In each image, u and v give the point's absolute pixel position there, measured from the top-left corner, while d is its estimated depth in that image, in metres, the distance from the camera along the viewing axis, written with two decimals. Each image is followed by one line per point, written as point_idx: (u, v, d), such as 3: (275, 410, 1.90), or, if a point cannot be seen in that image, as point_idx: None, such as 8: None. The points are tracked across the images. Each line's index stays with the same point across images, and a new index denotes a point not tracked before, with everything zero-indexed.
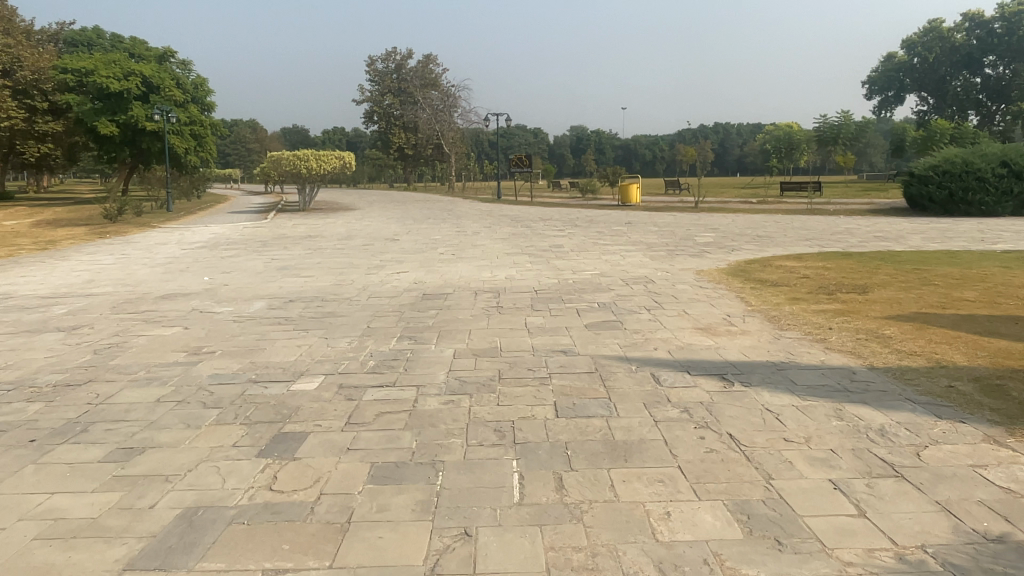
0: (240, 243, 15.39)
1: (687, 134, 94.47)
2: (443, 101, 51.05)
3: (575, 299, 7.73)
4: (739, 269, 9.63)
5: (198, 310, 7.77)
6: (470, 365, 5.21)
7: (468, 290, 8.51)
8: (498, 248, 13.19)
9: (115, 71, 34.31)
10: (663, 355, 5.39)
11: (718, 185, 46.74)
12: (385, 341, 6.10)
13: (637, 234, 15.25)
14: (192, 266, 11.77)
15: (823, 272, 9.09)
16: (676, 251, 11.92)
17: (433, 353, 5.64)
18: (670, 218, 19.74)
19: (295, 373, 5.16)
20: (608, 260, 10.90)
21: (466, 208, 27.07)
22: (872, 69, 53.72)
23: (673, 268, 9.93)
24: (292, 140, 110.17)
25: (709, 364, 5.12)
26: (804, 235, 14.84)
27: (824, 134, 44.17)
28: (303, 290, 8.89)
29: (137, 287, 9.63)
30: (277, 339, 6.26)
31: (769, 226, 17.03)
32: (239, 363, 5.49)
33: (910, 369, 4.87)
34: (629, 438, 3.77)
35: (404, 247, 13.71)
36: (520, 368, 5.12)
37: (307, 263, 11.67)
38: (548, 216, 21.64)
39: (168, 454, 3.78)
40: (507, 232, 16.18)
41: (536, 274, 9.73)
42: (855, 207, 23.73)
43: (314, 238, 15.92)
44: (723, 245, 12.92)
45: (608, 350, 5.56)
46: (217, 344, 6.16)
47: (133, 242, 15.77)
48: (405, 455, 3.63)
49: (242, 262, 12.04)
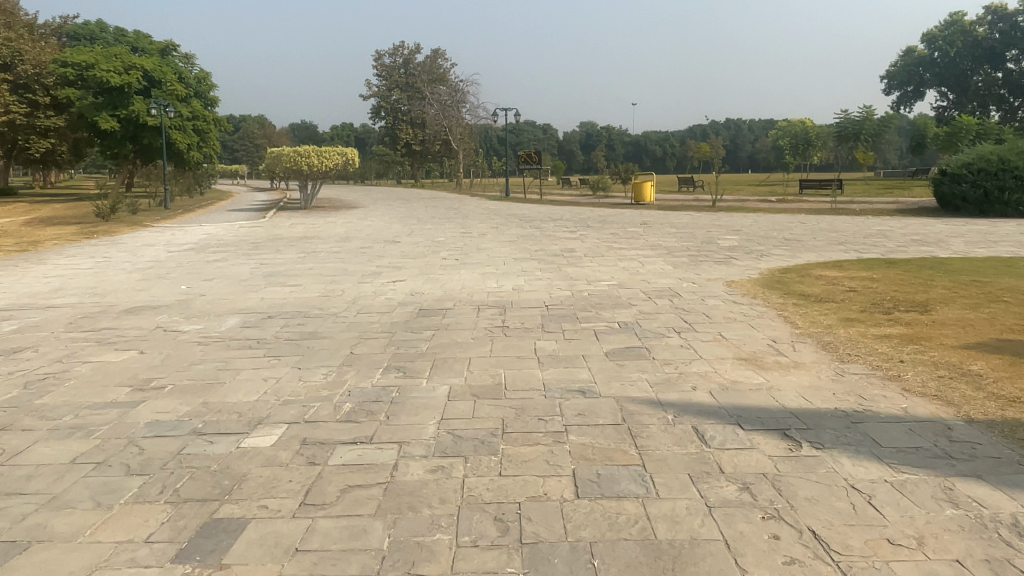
0: (231, 244, 14.50)
1: (699, 130, 93.16)
2: (451, 95, 47.98)
3: (591, 318, 6.72)
4: (773, 280, 8.62)
5: (162, 329, 6.79)
6: (465, 411, 4.23)
7: (471, 304, 7.55)
8: (505, 252, 12.23)
9: (116, 65, 33.51)
10: (704, 399, 4.39)
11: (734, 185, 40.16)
12: (366, 373, 5.11)
13: (654, 236, 14.25)
14: (173, 271, 10.86)
15: (872, 285, 8.07)
16: (699, 258, 10.91)
17: (423, 392, 4.66)
18: (686, 218, 18.72)
19: (251, 420, 4.19)
20: (626, 268, 9.90)
21: (474, 206, 26.12)
22: (892, 63, 52.19)
23: (699, 277, 8.94)
24: (301, 136, 109.39)
25: (765, 415, 4.10)
26: (835, 238, 13.81)
27: (845, 130, 42.74)
28: (285, 303, 7.91)
29: (106, 298, 8.71)
30: (243, 369, 5.30)
31: (794, 228, 16.02)
32: (188, 405, 4.51)
33: (1021, 425, 3.85)
34: (676, 538, 2.77)
35: (404, 250, 12.80)
36: (528, 416, 4.12)
37: (298, 268, 10.76)
38: (558, 215, 20.72)
39: (53, 555, 2.79)
40: (515, 234, 15.23)
41: (546, 285, 8.75)
42: (882, 207, 22.61)
43: (310, 240, 15.00)
44: (749, 250, 11.88)
45: (636, 390, 4.57)
46: (170, 377, 5.18)
47: (120, 243, 14.94)
48: (371, 564, 2.65)
49: (228, 267, 11.14)
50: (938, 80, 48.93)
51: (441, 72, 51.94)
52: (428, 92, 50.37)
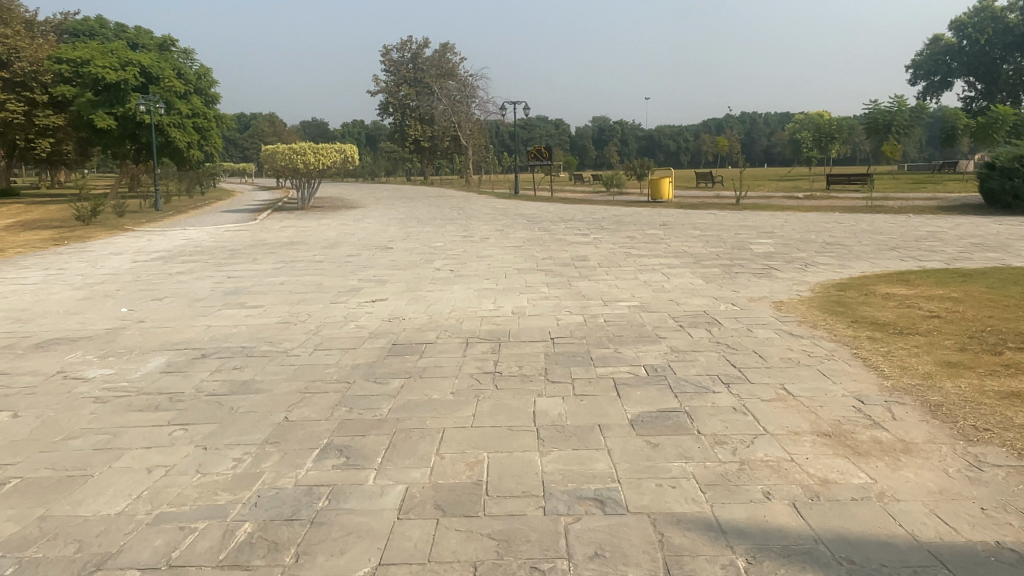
0: (206, 252, 13.08)
1: (713, 123, 91.22)
2: (461, 90, 47.87)
3: (608, 359, 5.20)
4: (831, 300, 7.08)
5: (62, 375, 5.33)
6: (418, 546, 2.73)
7: (459, 337, 6.07)
8: (508, 261, 10.74)
9: (111, 60, 32.25)
10: (789, 521, 2.86)
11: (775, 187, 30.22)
12: (294, 460, 3.61)
13: (676, 240, 12.68)
14: (126, 287, 9.46)
15: (956, 309, 6.52)
16: (732, 268, 9.37)
17: (364, 497, 3.16)
18: (710, 218, 17.10)
19: (89, 567, 2.69)
20: (648, 283, 8.37)
21: (481, 205, 24.68)
22: (916, 53, 49.68)
23: (737, 296, 7.42)
24: (311, 133, 107.90)
25: (894, 560, 2.57)
26: (883, 243, 12.17)
27: (874, 121, 40.46)
28: (232, 333, 6.45)
29: (29, 324, 7.31)
30: (128, 452, 3.82)
31: (832, 229, 14.39)
32: (16, 525, 3.05)
33: None
34: None
35: (395, 259, 11.36)
36: (514, 560, 2.61)
37: (269, 283, 9.35)
38: (569, 215, 19.21)
39: None
40: (522, 238, 13.77)
41: (552, 307, 7.24)
42: (921, 203, 20.87)
43: (294, 246, 13.57)
44: (789, 258, 10.32)
45: (681, 501, 3.05)
46: (22, 464, 3.71)
47: (88, 252, 13.61)
48: None
49: (190, 281, 9.72)
50: (967, 69, 46.48)
51: (449, 66, 50.25)
52: (436, 87, 49.02)
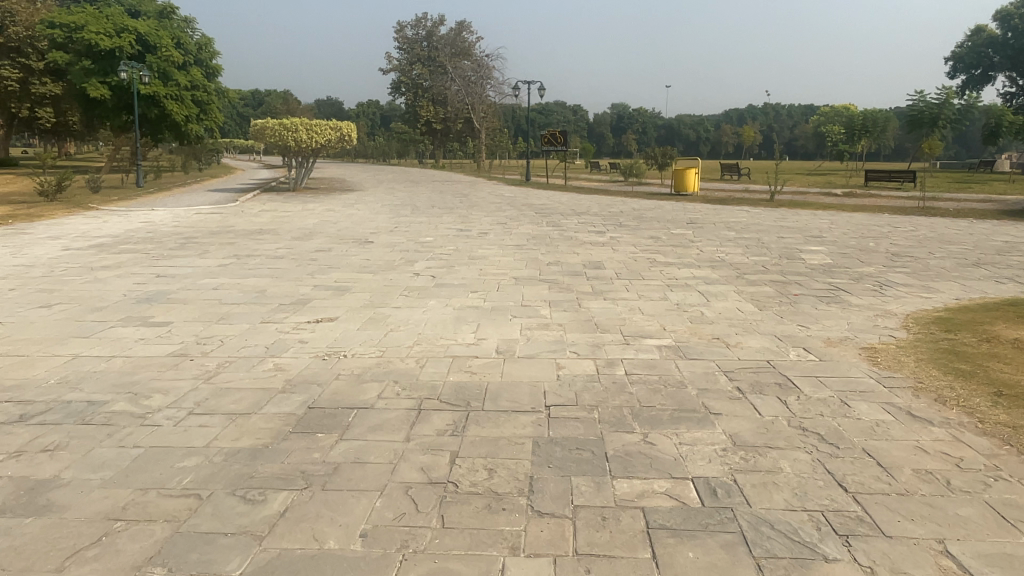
0: (157, 239, 11.22)
1: (735, 114, 88.34)
2: (476, 71, 45.53)
3: (633, 463, 3.20)
4: (943, 348, 5.05)
5: None
6: None
7: (407, 398, 4.06)
8: (504, 265, 8.78)
9: (106, 27, 30.22)
10: None
11: (807, 182, 27.89)
12: None
13: (708, 244, 10.70)
14: (27, 284, 7.62)
15: None
16: (786, 288, 7.34)
17: None
18: (744, 216, 15.05)
19: None
20: (682, 307, 6.37)
21: (487, 192, 22.71)
22: (957, 44, 46.61)
23: (807, 335, 5.40)
24: (324, 112, 105.72)
25: None
26: (959, 256, 10.07)
27: (917, 114, 37.53)
28: (91, 375, 4.50)
29: None
30: None
31: (889, 235, 12.29)
32: None
33: None
34: None
35: (370, 257, 9.45)
36: None
37: (201, 287, 7.42)
38: (582, 207, 17.21)
39: None
40: (527, 234, 11.85)
41: (553, 342, 5.25)
42: (976, 206, 18.63)
43: (260, 235, 11.63)
44: (854, 274, 8.25)
45: None
46: None
47: (27, 234, 11.81)
48: None
49: (108, 280, 7.84)
50: (1009, 63, 43.75)
51: (465, 46, 47.50)
52: (451, 67, 46.59)
